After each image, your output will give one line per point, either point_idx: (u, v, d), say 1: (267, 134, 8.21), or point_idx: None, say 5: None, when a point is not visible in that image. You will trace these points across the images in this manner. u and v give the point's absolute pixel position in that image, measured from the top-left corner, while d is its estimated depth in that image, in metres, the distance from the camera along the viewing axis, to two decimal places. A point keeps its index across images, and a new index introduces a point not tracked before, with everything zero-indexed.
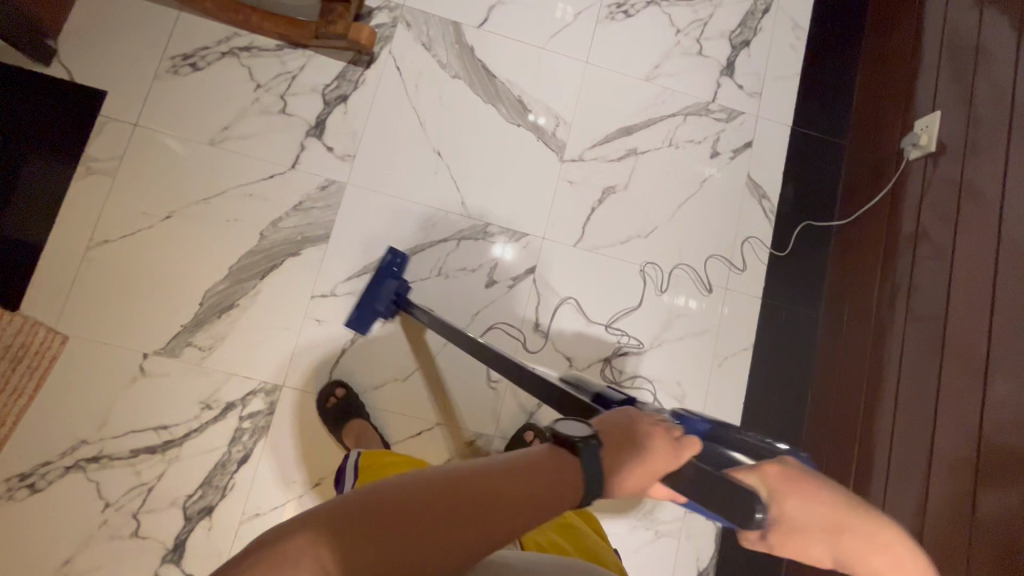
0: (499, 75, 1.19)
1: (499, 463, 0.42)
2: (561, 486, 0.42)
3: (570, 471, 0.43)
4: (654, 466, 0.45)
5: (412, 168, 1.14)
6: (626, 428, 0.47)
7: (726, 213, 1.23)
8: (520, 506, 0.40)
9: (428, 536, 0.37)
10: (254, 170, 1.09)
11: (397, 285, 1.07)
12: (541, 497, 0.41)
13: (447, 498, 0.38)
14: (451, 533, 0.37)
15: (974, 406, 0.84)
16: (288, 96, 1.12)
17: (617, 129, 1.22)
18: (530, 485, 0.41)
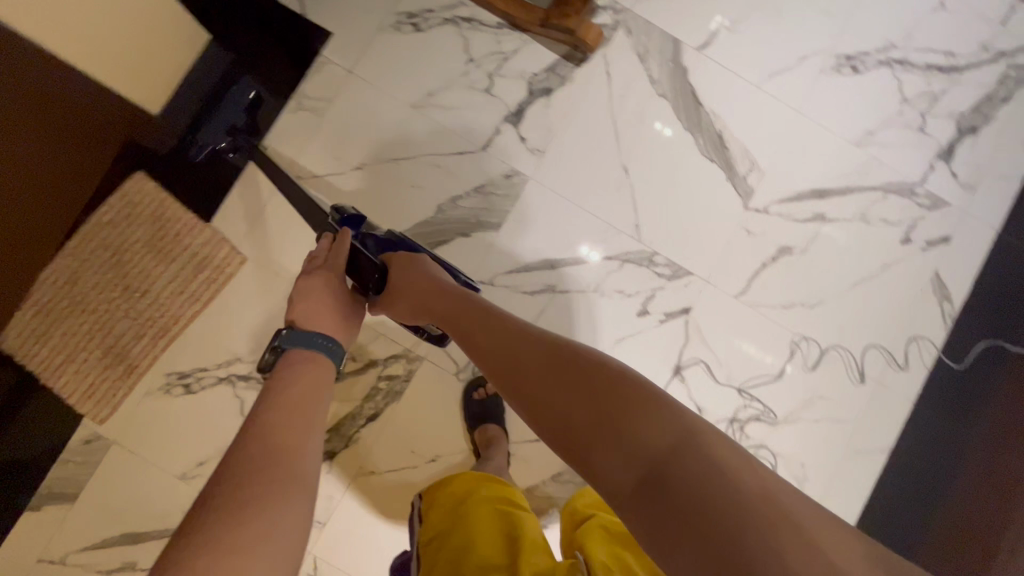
0: (704, 104, 1.14)
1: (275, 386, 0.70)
2: (321, 365, 0.76)
3: (313, 357, 0.77)
4: (323, 285, 0.84)
5: (594, 177, 1.11)
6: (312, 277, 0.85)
7: (901, 305, 1.15)
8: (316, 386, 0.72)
9: (283, 419, 0.64)
10: (446, 142, 1.10)
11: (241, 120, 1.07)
12: (313, 375, 0.74)
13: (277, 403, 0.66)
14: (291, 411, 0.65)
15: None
16: (496, 77, 1.12)
17: (810, 189, 1.15)
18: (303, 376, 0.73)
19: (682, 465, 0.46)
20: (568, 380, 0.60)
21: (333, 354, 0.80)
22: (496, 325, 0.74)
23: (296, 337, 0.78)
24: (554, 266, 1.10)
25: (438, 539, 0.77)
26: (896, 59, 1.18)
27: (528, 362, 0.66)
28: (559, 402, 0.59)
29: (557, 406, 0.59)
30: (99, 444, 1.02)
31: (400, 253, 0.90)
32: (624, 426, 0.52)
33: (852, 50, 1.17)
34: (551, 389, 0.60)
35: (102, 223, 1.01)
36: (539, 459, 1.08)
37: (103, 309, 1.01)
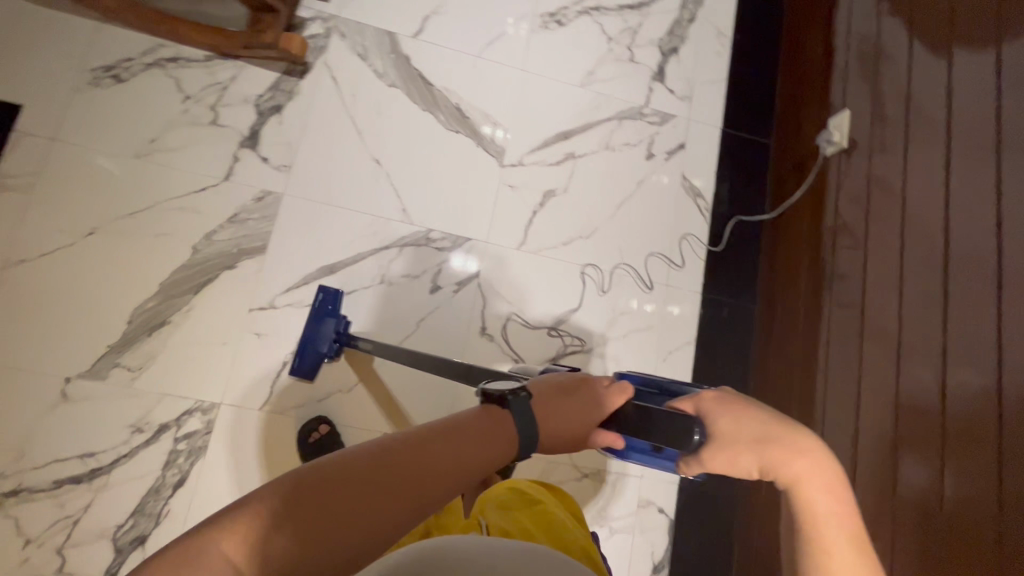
0: (435, 84, 1.20)
1: (438, 426, 0.42)
2: (499, 444, 0.43)
3: (497, 426, 0.44)
4: (569, 413, 0.47)
5: (348, 177, 1.13)
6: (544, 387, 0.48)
7: (663, 211, 1.27)
8: (481, 451, 0.42)
9: (361, 509, 0.36)
10: (184, 183, 1.06)
11: (335, 324, 1.05)
12: (478, 453, 0.42)
13: (404, 468, 0.39)
14: (401, 493, 0.38)
15: (895, 385, 0.88)
16: (219, 107, 1.10)
17: (555, 133, 1.25)
18: (464, 441, 0.42)
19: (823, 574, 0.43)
20: (846, 520, 0.44)
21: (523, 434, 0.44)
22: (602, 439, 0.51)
23: (517, 413, 0.45)
24: (334, 270, 1.09)
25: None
26: (592, 6, 1.32)
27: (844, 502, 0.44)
28: (814, 515, 0.44)
29: (828, 553, 0.43)
30: None
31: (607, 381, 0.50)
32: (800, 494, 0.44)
33: (552, 7, 1.30)
34: (827, 519, 0.44)
35: None
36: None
37: None
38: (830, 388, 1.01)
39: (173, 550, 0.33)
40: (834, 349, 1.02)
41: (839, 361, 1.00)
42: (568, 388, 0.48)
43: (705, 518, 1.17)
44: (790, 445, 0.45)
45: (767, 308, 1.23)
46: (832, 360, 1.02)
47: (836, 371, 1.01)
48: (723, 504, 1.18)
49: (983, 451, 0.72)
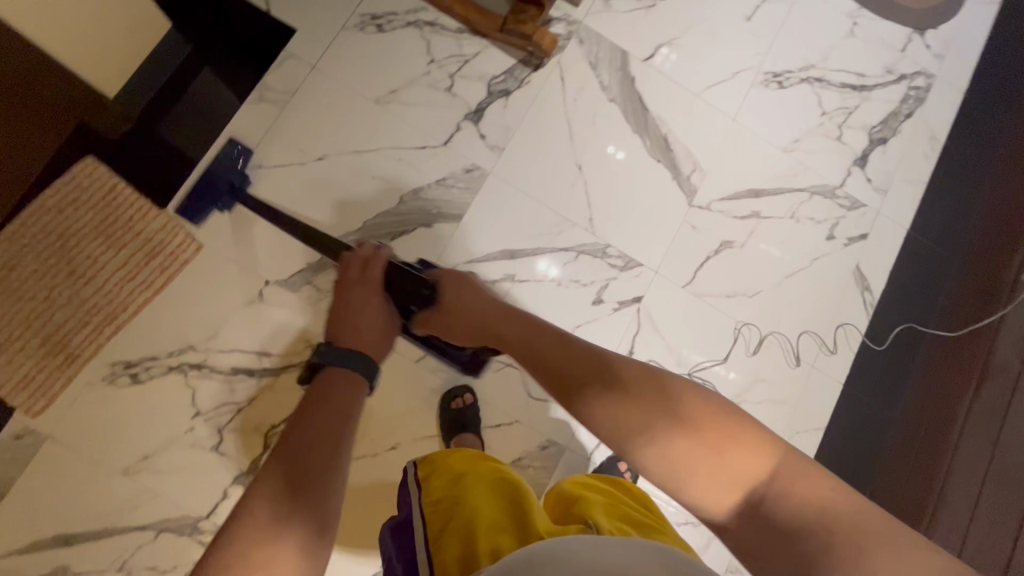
0: (650, 110, 1.24)
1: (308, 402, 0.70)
2: (351, 389, 0.74)
3: (346, 378, 0.75)
4: (371, 312, 0.85)
5: (550, 173, 1.18)
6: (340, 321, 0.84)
7: (829, 294, 1.26)
8: (347, 393, 0.73)
9: (313, 475, 0.61)
10: (408, 136, 1.14)
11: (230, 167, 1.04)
12: (344, 394, 0.73)
13: (325, 440, 0.65)
14: (331, 448, 0.64)
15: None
16: (456, 77, 1.17)
17: (747, 189, 1.26)
18: (332, 403, 0.70)
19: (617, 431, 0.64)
20: (685, 425, 0.60)
21: (366, 376, 0.77)
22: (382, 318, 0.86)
23: (326, 359, 0.77)
24: (514, 256, 1.15)
25: (438, 513, 0.71)
26: (815, 76, 1.33)
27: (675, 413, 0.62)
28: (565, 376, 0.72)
29: (639, 451, 0.62)
30: (32, 439, 0.96)
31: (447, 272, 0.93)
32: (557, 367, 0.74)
33: (777, 67, 1.31)
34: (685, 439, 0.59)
35: (48, 207, 0.98)
36: (500, 445, 1.10)
37: (43, 294, 0.97)
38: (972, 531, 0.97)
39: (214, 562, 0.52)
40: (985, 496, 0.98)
41: (989, 509, 0.97)
42: (627, 386, 0.66)
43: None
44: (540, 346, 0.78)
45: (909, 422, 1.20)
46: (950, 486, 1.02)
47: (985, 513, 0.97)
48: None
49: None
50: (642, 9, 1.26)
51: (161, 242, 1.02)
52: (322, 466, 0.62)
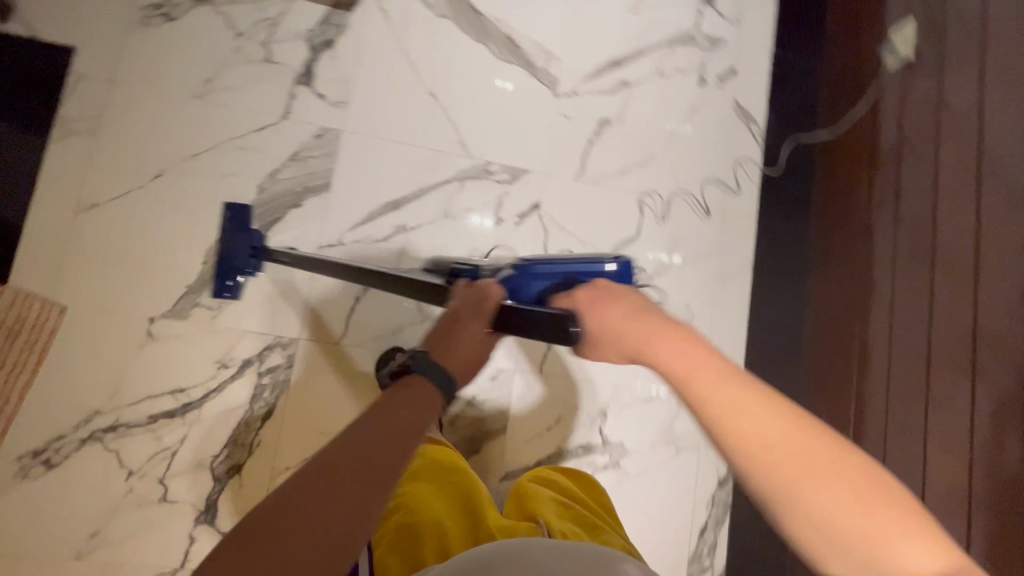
0: (484, 13, 1.17)
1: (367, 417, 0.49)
2: (426, 401, 0.53)
3: (425, 390, 0.53)
4: (471, 334, 0.60)
5: (405, 111, 1.12)
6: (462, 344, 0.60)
7: (717, 137, 1.26)
8: (414, 420, 0.50)
9: (319, 513, 0.42)
10: (243, 122, 1.06)
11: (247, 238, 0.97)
12: (410, 422, 0.50)
13: (358, 478, 0.45)
14: (354, 489, 0.44)
15: (970, 308, 0.92)
16: (271, 43, 1.08)
17: (607, 61, 1.22)
18: (379, 427, 0.48)
19: (725, 432, 0.46)
20: (774, 405, 0.46)
21: (441, 388, 0.54)
22: (464, 339, 0.60)
23: (421, 366, 0.55)
24: (398, 206, 1.10)
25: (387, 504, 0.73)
26: None
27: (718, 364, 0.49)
28: (690, 370, 0.49)
29: (773, 476, 0.44)
30: None
31: (576, 289, 0.59)
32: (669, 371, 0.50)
33: None
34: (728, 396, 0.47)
35: None
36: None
37: None
38: (896, 304, 1.03)
39: None
40: (900, 272, 1.04)
41: (906, 284, 1.02)
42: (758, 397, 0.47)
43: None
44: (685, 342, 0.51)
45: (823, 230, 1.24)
46: (882, 279, 1.06)
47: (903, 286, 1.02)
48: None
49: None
50: None
51: (17, 318, 0.92)
52: (337, 508, 0.43)
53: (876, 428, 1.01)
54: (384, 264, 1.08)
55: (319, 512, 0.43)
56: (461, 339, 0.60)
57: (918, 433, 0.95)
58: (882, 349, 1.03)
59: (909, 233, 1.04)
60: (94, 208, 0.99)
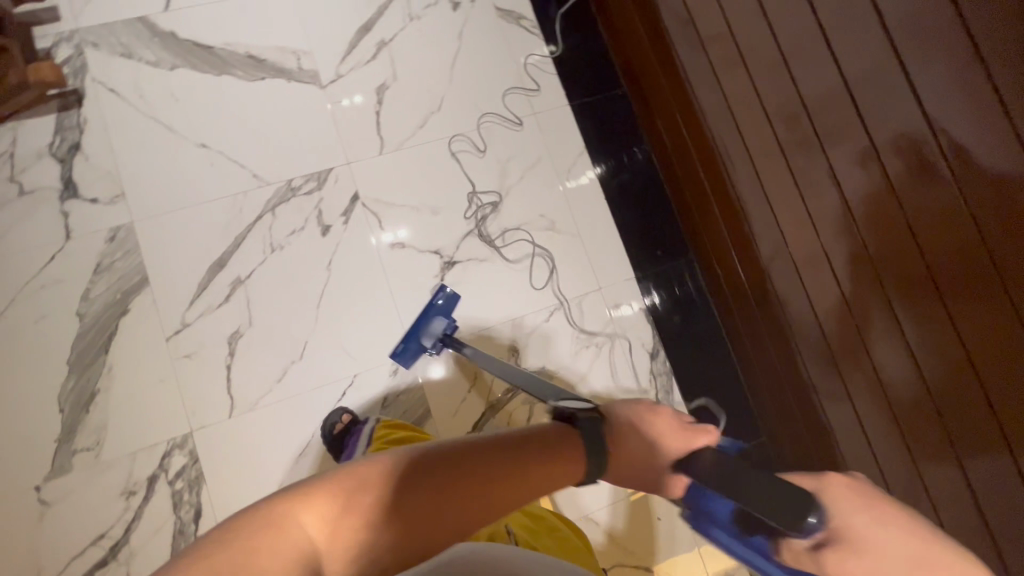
0: (213, 45, 1.13)
1: (539, 440, 0.45)
2: (580, 462, 0.46)
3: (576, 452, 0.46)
4: (635, 446, 0.49)
5: (185, 173, 1.08)
6: (649, 434, 0.50)
7: (496, 48, 1.24)
8: (543, 488, 0.44)
9: (464, 507, 0.39)
10: (30, 262, 1.01)
11: (444, 322, 1.06)
12: (562, 476, 0.45)
13: (473, 517, 0.40)
14: (476, 516, 0.40)
15: (757, 102, 0.96)
16: (18, 176, 1.03)
17: (356, 31, 1.19)
18: (544, 467, 0.44)
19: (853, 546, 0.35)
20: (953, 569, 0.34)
21: (593, 465, 0.47)
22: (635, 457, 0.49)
23: (594, 434, 0.48)
24: (224, 263, 1.07)
25: None
26: None
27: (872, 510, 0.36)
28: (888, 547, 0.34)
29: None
30: None
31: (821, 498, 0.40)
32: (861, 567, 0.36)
33: None
34: (842, 513, 0.37)
35: None
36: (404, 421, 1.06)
37: None
38: (716, 130, 1.07)
39: (274, 515, 0.35)
40: (702, 98, 1.08)
41: (712, 104, 1.06)
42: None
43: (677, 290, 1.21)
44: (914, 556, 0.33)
45: (634, 83, 1.24)
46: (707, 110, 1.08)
47: (711, 112, 1.07)
48: (685, 273, 1.22)
49: (852, 134, 0.82)
50: None
51: None
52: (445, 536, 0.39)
53: (765, 246, 1.05)
54: (239, 322, 1.05)
55: (465, 516, 0.39)
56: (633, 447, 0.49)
57: (773, 227, 1.01)
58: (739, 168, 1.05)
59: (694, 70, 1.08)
60: None
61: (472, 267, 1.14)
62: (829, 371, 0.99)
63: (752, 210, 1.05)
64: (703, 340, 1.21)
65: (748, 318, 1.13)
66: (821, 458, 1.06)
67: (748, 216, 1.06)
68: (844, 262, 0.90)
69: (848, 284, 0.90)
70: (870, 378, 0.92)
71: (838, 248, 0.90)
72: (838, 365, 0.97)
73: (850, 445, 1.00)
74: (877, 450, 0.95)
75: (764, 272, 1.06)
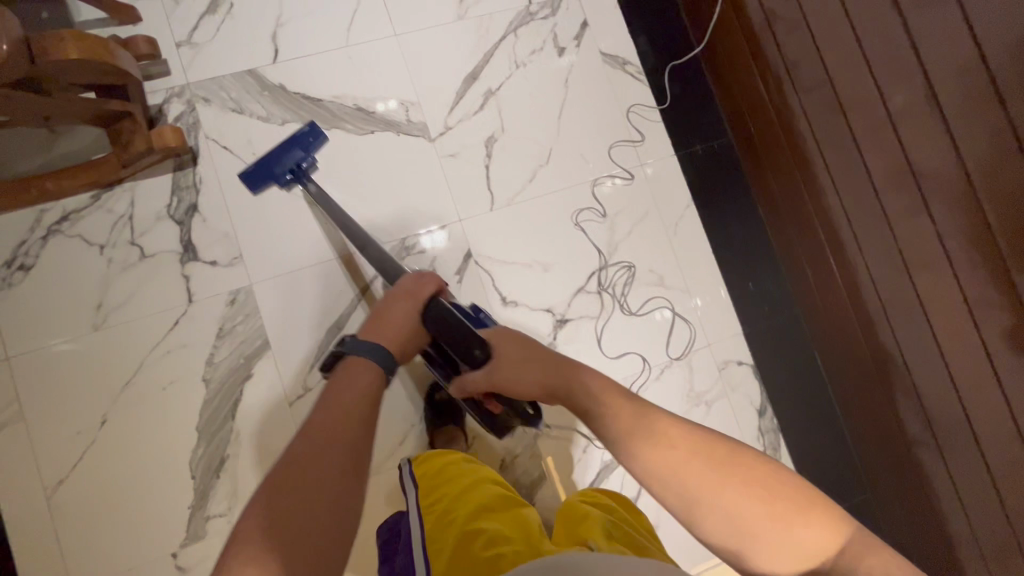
0: (322, 98, 1.11)
1: (331, 392, 0.64)
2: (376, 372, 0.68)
3: (359, 360, 0.69)
4: (398, 312, 0.77)
5: (299, 232, 1.07)
6: (394, 312, 0.77)
7: (602, 96, 1.21)
8: (365, 391, 0.65)
9: (326, 444, 0.57)
10: (154, 327, 1.01)
11: (303, 155, 1.05)
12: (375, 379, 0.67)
13: (339, 435, 0.58)
14: (340, 436, 0.58)
15: (895, 139, 0.91)
16: (138, 238, 1.02)
17: (463, 80, 1.16)
18: (350, 389, 0.64)
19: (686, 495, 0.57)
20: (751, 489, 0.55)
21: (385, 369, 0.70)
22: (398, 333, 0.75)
23: (355, 350, 0.71)
24: (342, 324, 1.06)
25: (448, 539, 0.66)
26: None
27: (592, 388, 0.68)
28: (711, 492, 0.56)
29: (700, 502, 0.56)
30: None
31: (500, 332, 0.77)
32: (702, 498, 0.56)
33: None
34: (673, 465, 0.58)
35: None
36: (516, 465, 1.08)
37: None
38: (840, 183, 1.03)
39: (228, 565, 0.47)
40: (827, 153, 1.03)
41: (836, 157, 1.02)
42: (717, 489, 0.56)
43: (778, 341, 1.22)
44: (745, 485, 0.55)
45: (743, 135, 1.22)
46: (830, 164, 1.04)
47: (835, 162, 1.02)
48: (790, 327, 1.23)
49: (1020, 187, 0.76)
50: (223, 20, 1.10)
51: None
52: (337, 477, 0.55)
53: (887, 293, 1.00)
54: None
55: (329, 442, 0.57)
56: (391, 320, 0.76)
57: (898, 271, 0.97)
58: (864, 223, 1.00)
59: (820, 122, 1.03)
60: (60, 485, 0.95)
61: (584, 325, 1.14)
62: (956, 425, 0.95)
63: (875, 265, 1.01)
64: (805, 393, 1.21)
65: (857, 376, 1.13)
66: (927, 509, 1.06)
67: (870, 272, 1.02)
68: (984, 301, 0.85)
69: (982, 309, 0.85)
70: (1011, 429, 0.87)
71: (975, 273, 0.85)
72: (964, 407, 0.93)
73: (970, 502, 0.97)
74: (1008, 508, 0.91)
75: (878, 320, 1.04)
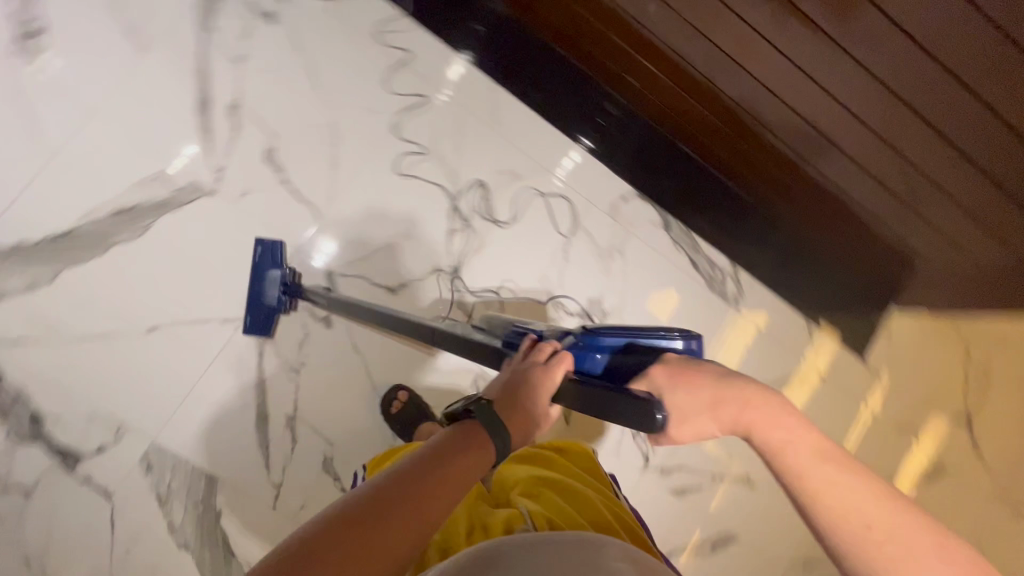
0: (73, 226, 0.96)
1: (442, 445, 0.48)
2: (478, 445, 0.49)
3: (484, 451, 0.49)
4: (534, 397, 0.53)
5: (160, 363, 0.98)
6: (519, 384, 0.53)
7: (343, 36, 1.08)
8: (459, 479, 0.46)
9: (400, 506, 0.43)
10: (93, 540, 0.93)
11: (281, 274, 0.99)
12: (467, 467, 0.47)
13: (411, 497, 0.43)
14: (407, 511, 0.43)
15: None
16: (8, 478, 0.92)
17: (198, 113, 1.02)
18: (453, 465, 0.47)
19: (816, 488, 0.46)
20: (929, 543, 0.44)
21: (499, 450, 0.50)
22: (524, 413, 0.53)
23: (483, 415, 0.51)
24: (265, 412, 1.01)
25: None
26: None
27: (706, 390, 0.48)
28: (863, 506, 0.45)
29: (845, 521, 0.45)
30: None
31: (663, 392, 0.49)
32: (844, 507, 0.45)
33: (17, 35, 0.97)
34: (824, 469, 0.46)
35: None
36: None
37: None
38: None
39: None
40: None
41: None
42: (888, 523, 0.45)
43: (644, 153, 1.19)
44: (925, 530, 0.45)
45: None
46: None
47: None
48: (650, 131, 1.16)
49: None
50: None
51: None
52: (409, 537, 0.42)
53: (680, 43, 0.95)
54: (320, 452, 1.02)
55: (402, 501, 0.43)
56: (516, 403, 0.53)
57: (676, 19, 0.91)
58: None
59: None
60: None
61: (474, 260, 1.11)
62: (797, 125, 0.96)
63: (658, 26, 0.94)
64: (698, 182, 1.20)
65: (716, 139, 1.10)
66: (834, 212, 1.11)
67: (658, 35, 0.96)
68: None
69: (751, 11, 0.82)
70: (830, 103, 0.88)
71: None
72: (793, 106, 0.93)
73: (844, 179, 1.02)
74: (869, 163, 0.96)
75: (684, 73, 1.00)
